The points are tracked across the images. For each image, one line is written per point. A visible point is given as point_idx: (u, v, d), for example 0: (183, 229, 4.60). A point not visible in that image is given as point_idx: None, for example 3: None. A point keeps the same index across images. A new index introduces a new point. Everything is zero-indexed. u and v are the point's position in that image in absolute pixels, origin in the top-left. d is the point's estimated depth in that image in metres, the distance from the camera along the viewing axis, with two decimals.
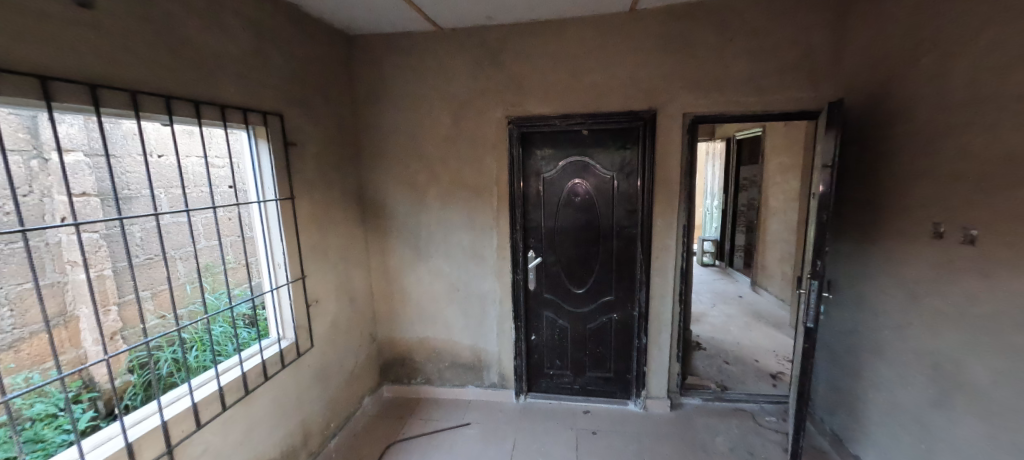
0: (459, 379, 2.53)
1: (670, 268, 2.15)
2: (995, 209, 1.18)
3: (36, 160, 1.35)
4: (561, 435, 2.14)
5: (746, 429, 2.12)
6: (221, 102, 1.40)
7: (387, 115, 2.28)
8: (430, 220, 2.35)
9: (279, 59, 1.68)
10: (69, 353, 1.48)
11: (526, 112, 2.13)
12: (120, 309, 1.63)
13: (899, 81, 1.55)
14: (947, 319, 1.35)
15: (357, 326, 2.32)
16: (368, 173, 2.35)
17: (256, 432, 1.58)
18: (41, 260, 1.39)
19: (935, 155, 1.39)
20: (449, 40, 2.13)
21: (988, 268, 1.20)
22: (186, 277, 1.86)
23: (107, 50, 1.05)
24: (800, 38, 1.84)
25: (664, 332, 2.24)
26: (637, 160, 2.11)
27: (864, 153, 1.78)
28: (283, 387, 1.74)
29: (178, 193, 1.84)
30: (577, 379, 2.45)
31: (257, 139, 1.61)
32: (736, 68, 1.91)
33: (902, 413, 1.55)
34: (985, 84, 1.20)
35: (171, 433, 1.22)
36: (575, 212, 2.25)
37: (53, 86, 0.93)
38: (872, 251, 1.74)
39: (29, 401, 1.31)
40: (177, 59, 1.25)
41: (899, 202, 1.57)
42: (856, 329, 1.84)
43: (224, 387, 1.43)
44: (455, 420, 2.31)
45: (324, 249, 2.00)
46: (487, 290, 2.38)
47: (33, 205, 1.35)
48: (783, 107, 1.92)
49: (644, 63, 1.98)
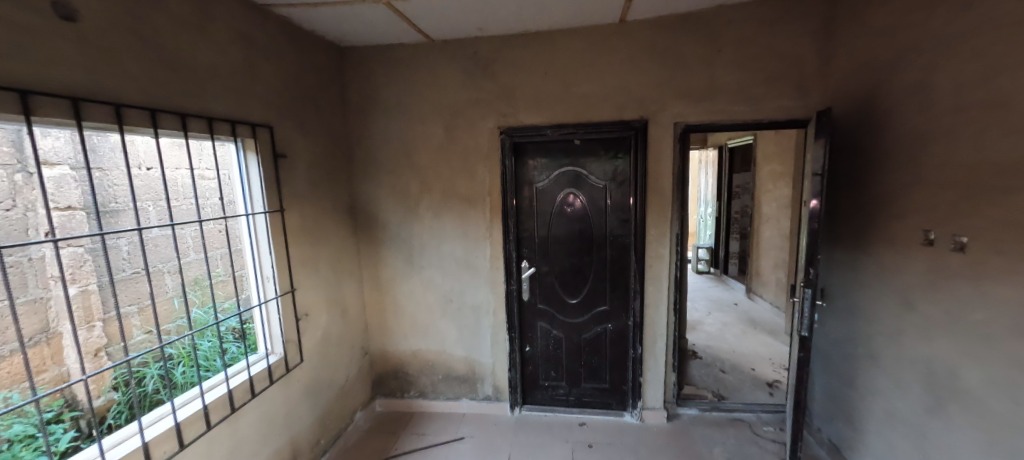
0: (453, 392, 2.49)
1: (664, 277, 2.14)
2: (984, 216, 1.18)
3: (19, 174, 1.33)
4: (556, 449, 2.10)
5: (743, 439, 2.10)
6: (209, 115, 1.39)
7: (379, 126, 2.27)
8: (422, 232, 2.33)
9: (269, 72, 1.67)
10: (51, 371, 1.43)
11: (518, 122, 2.14)
12: (104, 325, 1.59)
13: (886, 90, 1.57)
14: (940, 326, 1.35)
15: (349, 339, 2.29)
16: (360, 185, 2.34)
17: (241, 452, 1.53)
18: (21, 276, 1.35)
19: (924, 163, 1.40)
20: (441, 51, 2.14)
21: (981, 275, 1.20)
22: (173, 291, 1.83)
23: (91, 63, 1.04)
24: (787, 49, 1.87)
25: (660, 341, 2.22)
26: (629, 169, 2.12)
27: (853, 161, 1.79)
28: (271, 403, 1.70)
29: (162, 206, 1.80)
30: (573, 391, 2.42)
31: (246, 152, 1.60)
32: (726, 77, 1.93)
33: (899, 422, 1.54)
34: (973, 92, 1.21)
35: (152, 453, 1.18)
36: (568, 221, 2.24)
37: (32, 100, 0.91)
38: (864, 259, 1.74)
39: (6, 421, 1.26)
40: (165, 72, 1.24)
41: (889, 209, 1.58)
42: (850, 337, 1.84)
43: (209, 405, 1.39)
44: (448, 434, 2.26)
45: (315, 261, 1.98)
46: (481, 301, 2.36)
47: (17, 219, 1.32)
48: (773, 115, 1.93)
49: (635, 73, 1.99)
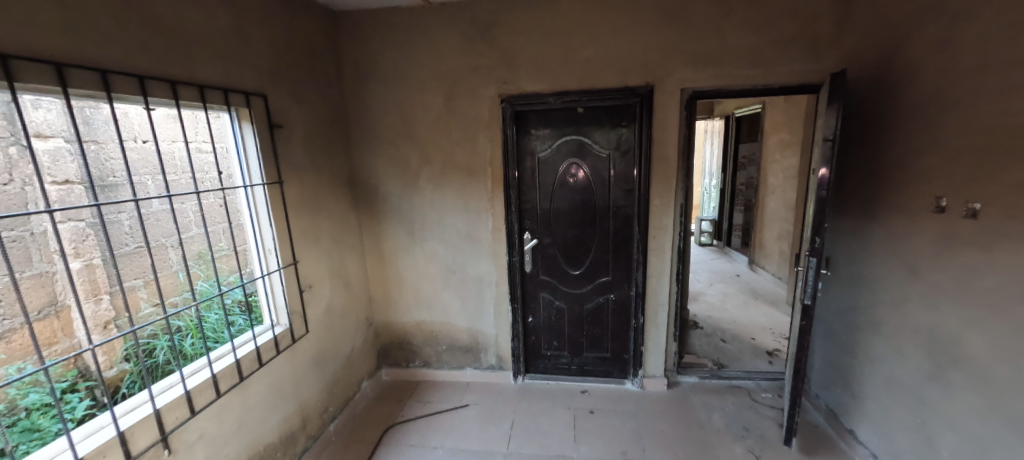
0: (457, 362, 2.54)
1: (667, 248, 2.13)
2: (999, 181, 1.15)
3: (13, 147, 1.30)
4: (559, 415, 2.16)
5: (742, 406, 2.15)
6: (199, 82, 1.35)
7: (376, 95, 2.21)
8: (423, 204, 2.31)
9: (260, 37, 1.61)
10: (62, 343, 1.43)
11: (519, 89, 2.07)
12: (111, 298, 1.61)
13: (905, 51, 1.49)
14: (946, 294, 1.34)
15: (353, 311, 2.32)
16: (359, 156, 2.30)
17: (252, 418, 1.58)
18: (25, 250, 1.33)
19: (940, 126, 1.35)
20: (438, 15, 2.05)
21: (991, 242, 1.18)
22: (178, 265, 1.83)
23: (75, 27, 0.99)
24: (803, 7, 1.77)
25: (661, 311, 2.23)
26: (633, 138, 2.06)
27: (866, 127, 1.74)
28: (279, 372, 1.74)
29: (160, 181, 1.77)
30: (575, 360, 2.46)
31: (240, 122, 1.56)
32: (737, 40, 1.84)
33: (898, 387, 1.55)
34: (997, 49, 1.15)
35: (164, 419, 1.22)
36: (571, 193, 2.21)
37: (15, 66, 0.87)
38: (871, 227, 1.72)
39: (23, 390, 1.27)
40: (151, 37, 1.19)
41: (900, 176, 1.54)
42: (853, 305, 1.84)
43: (218, 374, 1.42)
44: (454, 401, 2.33)
45: (316, 233, 1.97)
46: (484, 273, 2.36)
47: (14, 193, 1.29)
48: (785, 78, 1.85)
49: (642, 36, 1.91)
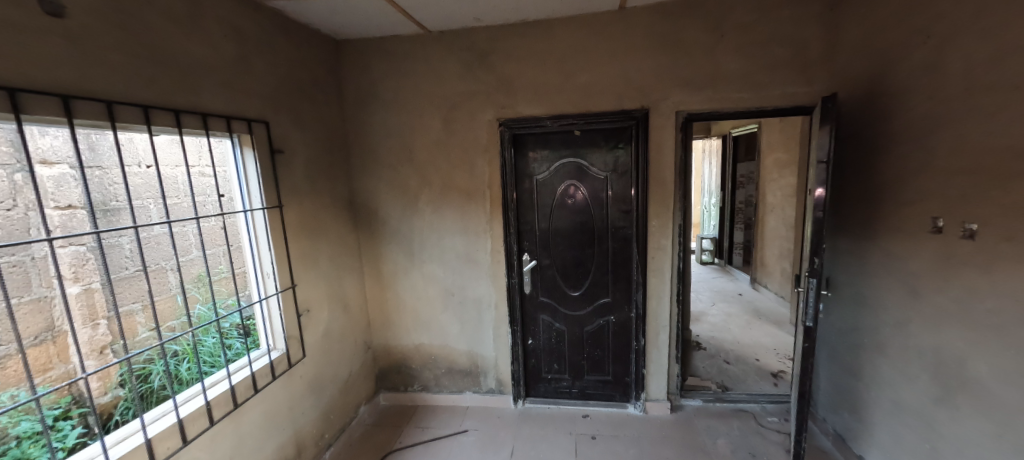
0: (456, 385, 2.50)
1: (667, 268, 2.12)
2: (993, 203, 1.15)
3: (18, 174, 1.31)
4: (560, 441, 2.10)
5: (747, 431, 2.09)
6: (203, 110, 1.38)
7: (377, 120, 2.25)
8: (422, 226, 2.32)
9: (263, 66, 1.65)
10: (57, 369, 1.41)
11: (516, 113, 2.11)
12: (109, 323, 1.60)
13: (894, 74, 1.52)
14: (948, 316, 1.32)
15: (352, 335, 2.30)
16: (359, 180, 2.33)
17: (245, 447, 1.55)
18: (25, 276, 1.32)
19: (932, 149, 1.36)
20: (438, 42, 2.11)
21: (990, 263, 1.17)
22: (176, 288, 1.81)
23: (81, 60, 1.02)
24: (792, 33, 1.82)
25: (663, 332, 2.20)
26: (630, 159, 2.08)
27: (860, 148, 1.76)
28: (274, 399, 1.71)
29: (160, 204, 1.77)
30: (576, 383, 2.42)
31: (242, 147, 1.59)
32: (728, 64, 1.89)
33: (906, 411, 1.52)
34: (983, 73, 1.17)
35: (155, 449, 1.20)
36: (570, 213, 2.23)
37: (21, 98, 0.90)
38: (870, 248, 1.72)
39: (15, 418, 1.23)
40: (157, 69, 1.23)
41: (896, 197, 1.55)
42: (856, 327, 1.81)
43: (212, 401, 1.40)
44: (452, 427, 2.28)
45: (315, 256, 1.98)
46: (483, 294, 2.35)
47: (18, 219, 1.28)
48: (778, 101, 1.89)
49: (635, 61, 1.95)
